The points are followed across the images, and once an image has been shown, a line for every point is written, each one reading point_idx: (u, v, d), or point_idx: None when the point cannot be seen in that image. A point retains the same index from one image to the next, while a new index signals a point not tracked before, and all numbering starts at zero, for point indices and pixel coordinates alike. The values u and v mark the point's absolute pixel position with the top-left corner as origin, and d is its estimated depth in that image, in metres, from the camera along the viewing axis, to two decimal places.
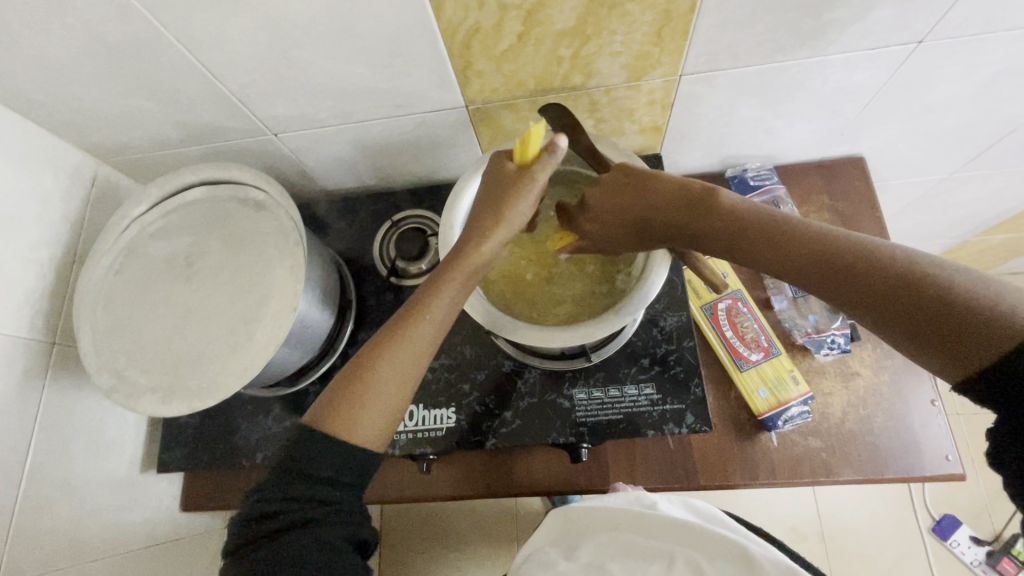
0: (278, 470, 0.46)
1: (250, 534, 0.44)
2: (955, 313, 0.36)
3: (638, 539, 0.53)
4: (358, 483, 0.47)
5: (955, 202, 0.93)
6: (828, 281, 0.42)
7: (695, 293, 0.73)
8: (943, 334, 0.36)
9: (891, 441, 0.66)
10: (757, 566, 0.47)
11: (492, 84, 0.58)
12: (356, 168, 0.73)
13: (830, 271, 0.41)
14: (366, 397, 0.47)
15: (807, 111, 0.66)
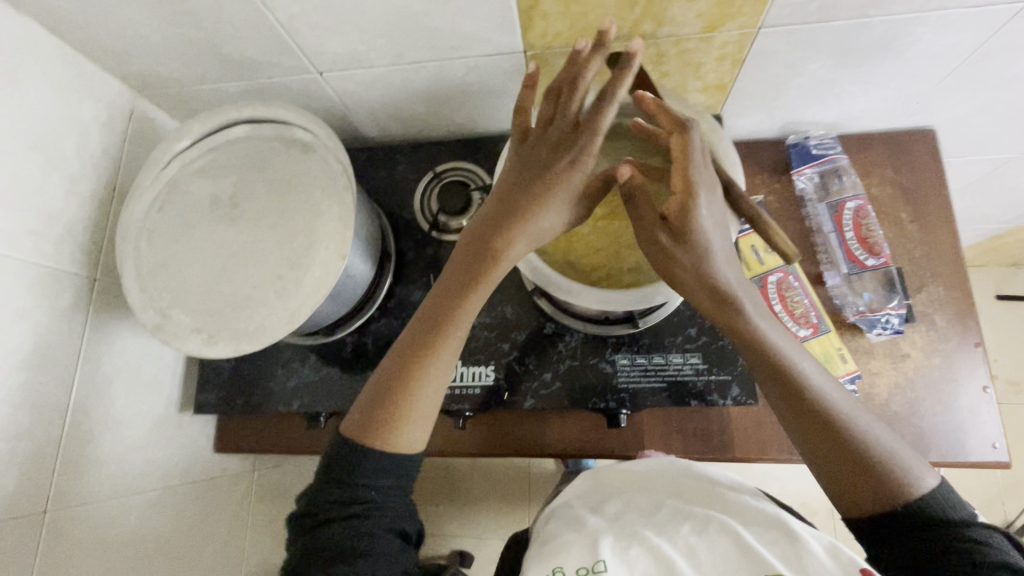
0: (321, 470, 0.48)
1: (302, 525, 0.46)
2: (870, 466, 0.44)
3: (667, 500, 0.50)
4: (401, 488, 0.48)
5: (1018, 183, 0.88)
6: (784, 398, 0.47)
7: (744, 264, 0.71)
8: (856, 479, 0.44)
9: (936, 425, 0.64)
10: (799, 536, 0.43)
11: (557, 28, 0.55)
12: (400, 115, 0.70)
13: (795, 391, 0.47)
14: (402, 404, 0.48)
15: (887, 76, 0.62)
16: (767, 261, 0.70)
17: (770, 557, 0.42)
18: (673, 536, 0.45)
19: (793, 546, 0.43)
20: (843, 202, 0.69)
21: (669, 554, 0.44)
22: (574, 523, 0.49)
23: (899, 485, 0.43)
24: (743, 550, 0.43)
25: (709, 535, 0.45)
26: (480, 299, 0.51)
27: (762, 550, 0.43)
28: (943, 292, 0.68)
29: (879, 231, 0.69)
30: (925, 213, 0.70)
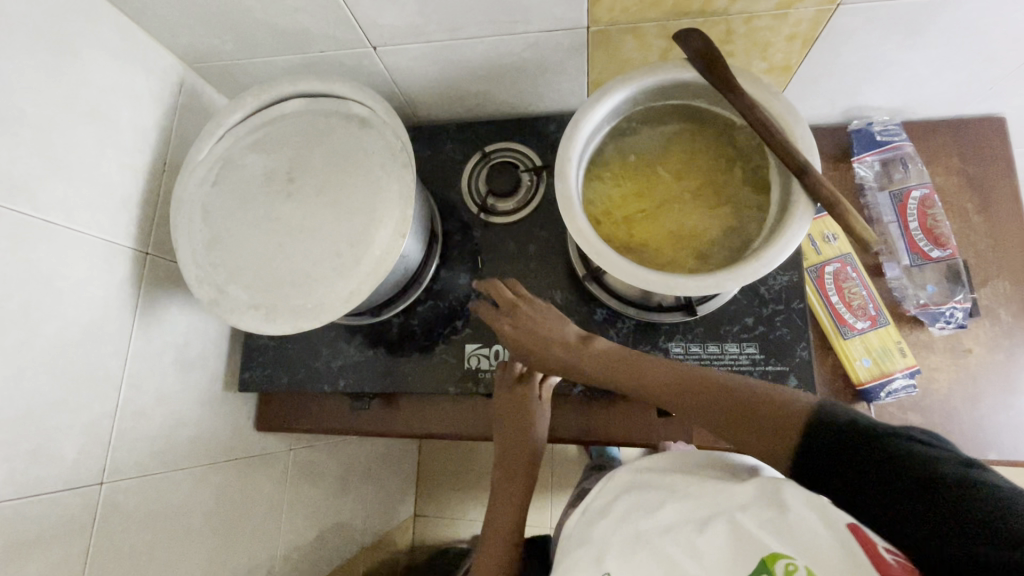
0: None
1: None
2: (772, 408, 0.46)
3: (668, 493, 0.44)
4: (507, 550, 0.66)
5: None
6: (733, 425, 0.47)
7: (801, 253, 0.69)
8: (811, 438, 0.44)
9: (998, 424, 0.63)
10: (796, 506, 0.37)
11: (626, 3, 0.53)
12: (450, 92, 0.69)
13: (735, 411, 0.47)
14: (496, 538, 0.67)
15: (965, 59, 0.59)
16: (825, 252, 0.68)
17: (760, 535, 0.36)
18: (671, 536, 0.40)
19: (793, 532, 0.35)
20: (908, 191, 0.67)
21: (667, 559, 0.38)
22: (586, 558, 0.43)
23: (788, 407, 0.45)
24: (743, 543, 0.36)
25: (709, 531, 0.38)
26: (539, 431, 0.66)
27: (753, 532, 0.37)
28: (1009, 287, 0.66)
29: (946, 222, 0.66)
30: (991, 204, 0.68)
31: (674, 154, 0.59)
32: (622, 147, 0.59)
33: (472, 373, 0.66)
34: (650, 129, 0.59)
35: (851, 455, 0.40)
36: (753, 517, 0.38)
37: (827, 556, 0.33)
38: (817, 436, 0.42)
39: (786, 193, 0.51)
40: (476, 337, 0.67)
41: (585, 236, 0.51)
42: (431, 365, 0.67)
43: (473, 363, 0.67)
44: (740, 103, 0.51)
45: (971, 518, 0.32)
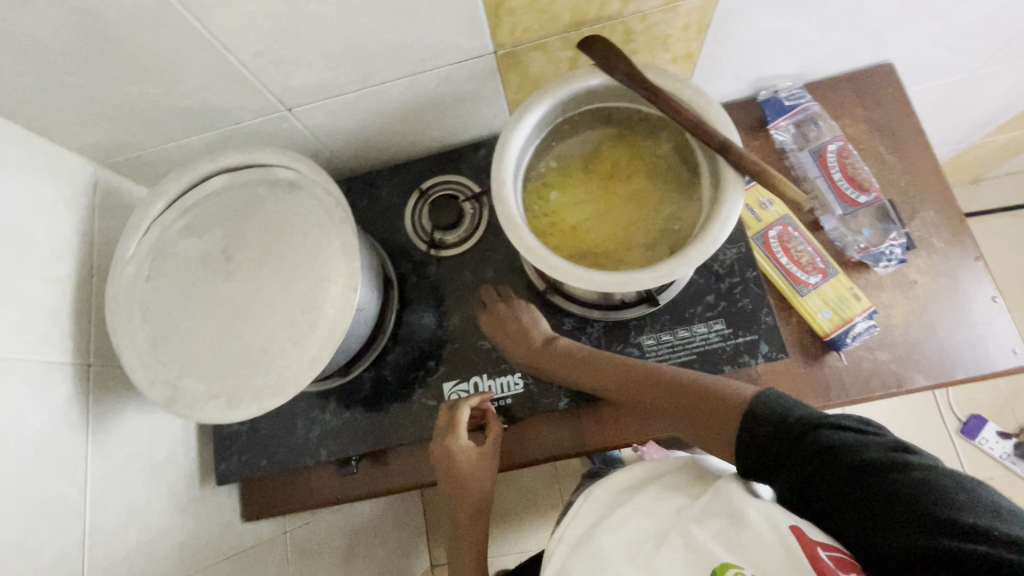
0: None
1: None
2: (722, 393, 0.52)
3: (632, 516, 0.49)
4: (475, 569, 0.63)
5: (969, 103, 0.94)
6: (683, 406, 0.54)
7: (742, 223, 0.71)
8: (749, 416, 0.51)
9: (956, 343, 0.66)
10: (744, 515, 0.43)
11: (525, 23, 0.54)
12: (377, 138, 0.69)
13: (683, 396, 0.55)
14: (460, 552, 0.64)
15: (844, 19, 0.63)
16: (764, 218, 0.71)
17: (715, 547, 0.42)
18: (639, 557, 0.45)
19: (740, 533, 0.42)
20: (825, 146, 0.71)
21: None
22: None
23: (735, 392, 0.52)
24: (694, 552, 0.42)
25: (666, 549, 0.44)
26: (471, 463, 0.61)
27: (709, 545, 0.42)
28: (935, 216, 0.70)
29: (865, 167, 0.70)
30: (900, 143, 0.73)
31: (604, 156, 0.61)
32: (553, 160, 0.61)
33: None
34: (576, 138, 0.61)
35: (826, 469, 0.43)
36: (705, 528, 0.44)
37: (771, 561, 0.39)
38: (799, 451, 0.45)
39: (715, 173, 0.53)
40: (452, 373, 0.66)
41: (536, 252, 0.51)
42: (412, 412, 0.66)
43: None
44: (653, 95, 0.52)
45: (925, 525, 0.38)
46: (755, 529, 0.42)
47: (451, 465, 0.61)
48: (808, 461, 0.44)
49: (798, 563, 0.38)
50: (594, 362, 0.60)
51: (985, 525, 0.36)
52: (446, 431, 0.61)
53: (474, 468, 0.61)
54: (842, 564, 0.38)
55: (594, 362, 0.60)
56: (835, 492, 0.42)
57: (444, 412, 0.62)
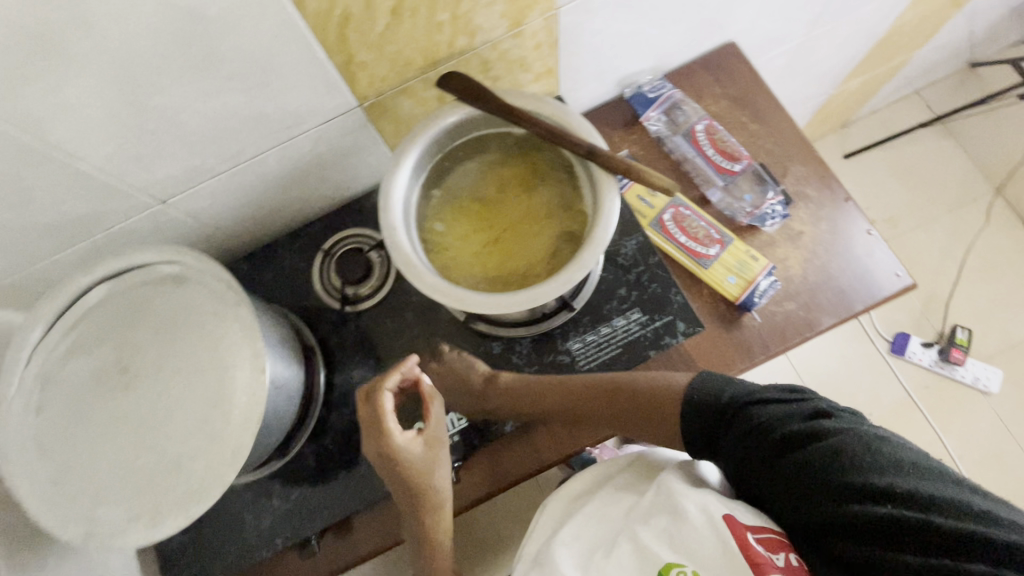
0: None
1: None
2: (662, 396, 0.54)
3: (586, 526, 0.53)
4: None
5: (814, 60, 1.04)
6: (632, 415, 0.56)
7: (638, 214, 0.74)
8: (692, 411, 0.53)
9: (848, 279, 0.72)
10: (684, 511, 0.47)
11: (381, 72, 0.55)
12: (267, 210, 0.68)
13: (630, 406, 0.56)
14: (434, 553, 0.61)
15: (677, 12, 0.69)
16: (656, 205, 0.74)
17: (658, 546, 0.45)
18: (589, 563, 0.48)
19: (681, 531, 0.45)
20: (693, 127, 0.76)
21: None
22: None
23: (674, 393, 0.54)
24: (642, 557, 0.46)
25: (613, 555, 0.47)
26: (425, 472, 0.57)
27: (653, 545, 0.46)
28: (803, 169, 0.76)
29: (732, 139, 0.75)
30: (758, 110, 0.79)
31: (491, 180, 0.62)
32: (444, 192, 0.62)
33: None
34: (460, 167, 0.62)
35: (755, 447, 0.45)
36: (649, 528, 0.47)
37: (708, 557, 0.43)
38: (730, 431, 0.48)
39: (591, 176, 0.56)
40: None
41: (438, 288, 0.52)
42: (362, 474, 0.64)
43: None
44: (517, 118, 0.55)
45: (832, 496, 0.40)
46: (694, 526, 0.45)
47: (400, 473, 0.56)
48: (747, 448, 0.46)
49: (732, 554, 0.42)
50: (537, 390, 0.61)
51: (886, 485, 0.39)
52: (376, 432, 0.56)
53: (425, 476, 0.57)
54: (774, 547, 0.42)
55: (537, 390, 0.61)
56: (762, 470, 0.45)
57: (370, 428, 0.56)
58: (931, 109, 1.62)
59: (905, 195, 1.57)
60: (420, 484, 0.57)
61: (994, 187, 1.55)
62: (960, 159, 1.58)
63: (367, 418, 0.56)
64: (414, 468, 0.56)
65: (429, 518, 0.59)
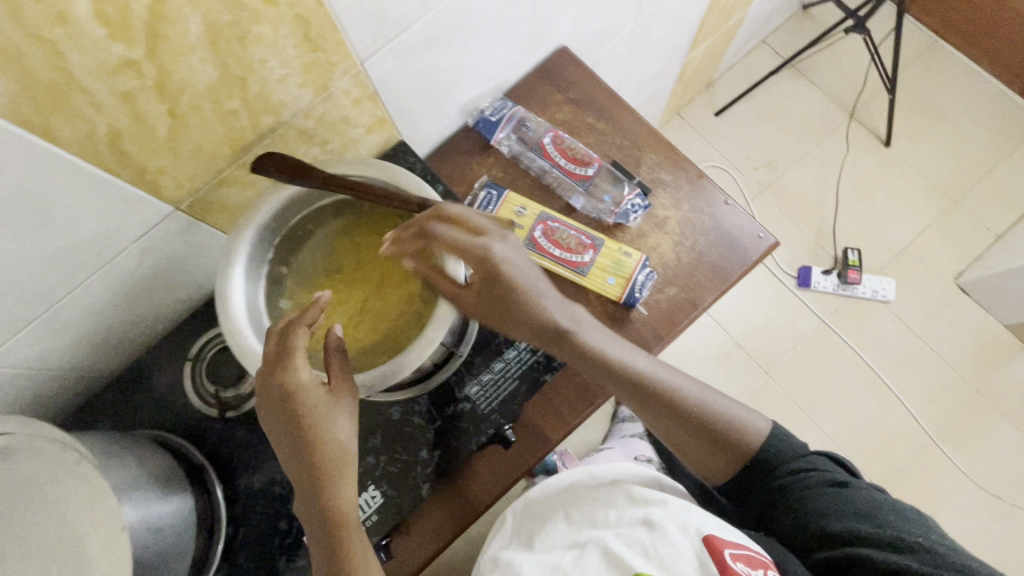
0: None
1: None
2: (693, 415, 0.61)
3: (559, 533, 0.58)
4: None
5: (652, 40, 1.09)
6: (655, 419, 0.61)
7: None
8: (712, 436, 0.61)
9: (718, 252, 0.75)
10: (664, 528, 0.52)
11: (186, 171, 0.52)
12: (113, 335, 0.62)
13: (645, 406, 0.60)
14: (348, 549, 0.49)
15: (492, 33, 0.69)
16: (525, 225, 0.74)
17: (633, 558, 0.50)
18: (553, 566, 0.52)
19: (656, 543, 0.51)
20: (541, 142, 0.76)
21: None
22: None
23: (708, 417, 0.61)
24: (611, 558, 0.50)
25: (583, 557, 0.52)
26: (332, 427, 0.49)
27: (628, 555, 0.50)
28: (655, 156, 0.78)
29: (579, 145, 0.76)
30: (601, 108, 0.80)
31: (344, 247, 0.60)
32: (293, 271, 0.58)
33: None
34: (306, 240, 0.59)
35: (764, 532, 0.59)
36: (623, 538, 0.53)
37: (681, 564, 0.49)
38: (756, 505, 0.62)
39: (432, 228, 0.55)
40: None
41: None
42: None
43: None
44: (341, 186, 0.53)
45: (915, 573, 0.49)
46: (669, 536, 0.52)
47: (293, 419, 0.49)
48: (809, 535, 0.55)
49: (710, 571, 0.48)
50: (495, 300, 0.55)
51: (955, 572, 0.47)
52: (274, 366, 0.49)
53: (322, 417, 0.49)
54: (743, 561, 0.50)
55: (489, 309, 0.55)
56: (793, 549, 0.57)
57: (298, 335, 0.49)
58: (779, 54, 1.72)
59: (777, 138, 1.67)
60: (318, 439, 0.49)
61: (849, 113, 1.67)
62: (815, 94, 1.69)
63: (279, 390, 0.49)
64: (293, 395, 0.48)
65: (335, 483, 0.50)
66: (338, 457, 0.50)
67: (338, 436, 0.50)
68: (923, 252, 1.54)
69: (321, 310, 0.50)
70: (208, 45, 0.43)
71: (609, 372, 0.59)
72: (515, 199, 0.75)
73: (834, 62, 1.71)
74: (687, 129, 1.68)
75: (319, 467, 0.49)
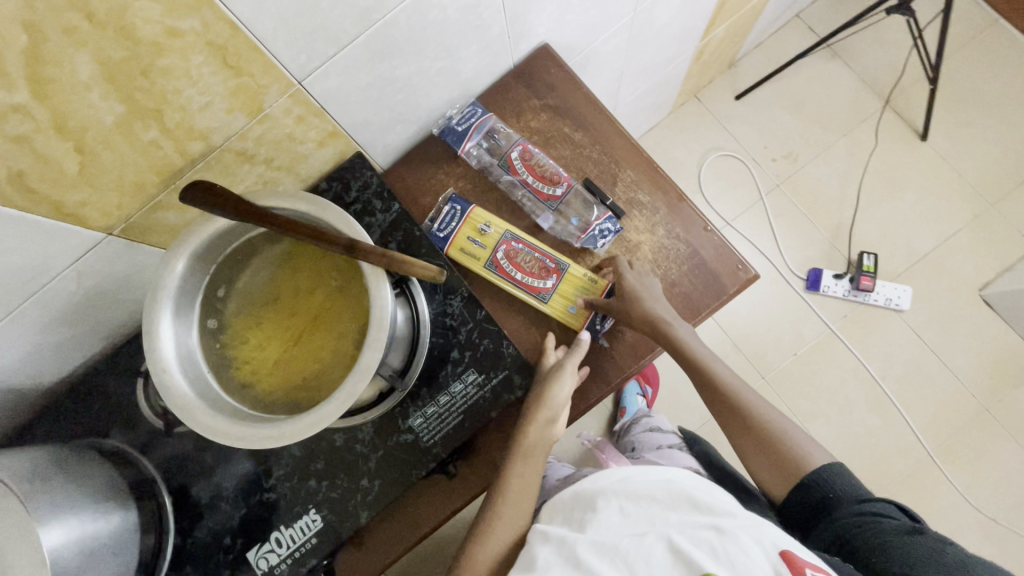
0: None
1: None
2: (778, 439, 0.66)
3: (618, 526, 0.54)
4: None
5: (656, 26, 1.00)
6: (734, 418, 0.68)
7: (471, 258, 0.70)
8: (769, 437, 0.66)
9: (691, 283, 0.70)
10: (733, 536, 0.50)
11: (110, 201, 0.50)
12: (64, 348, 0.62)
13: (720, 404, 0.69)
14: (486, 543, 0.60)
15: (456, 38, 0.64)
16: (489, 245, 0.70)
17: (705, 559, 0.48)
18: (620, 559, 0.50)
19: (726, 551, 0.49)
20: (508, 155, 0.72)
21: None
22: (530, 564, 0.54)
23: (775, 436, 0.66)
24: (676, 556, 0.49)
25: (650, 559, 0.50)
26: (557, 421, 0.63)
27: (699, 557, 0.49)
28: (633, 174, 0.73)
29: (549, 161, 0.71)
30: (580, 117, 0.75)
31: (285, 276, 0.58)
32: (235, 301, 0.58)
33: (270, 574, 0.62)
34: (246, 269, 0.58)
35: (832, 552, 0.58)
36: (726, 538, 0.50)
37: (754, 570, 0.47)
38: (812, 529, 0.61)
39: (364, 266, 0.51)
40: (252, 539, 0.63)
41: (219, 431, 0.49)
42: None
43: (263, 566, 0.62)
44: (263, 223, 0.49)
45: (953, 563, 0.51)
46: (743, 540, 0.50)
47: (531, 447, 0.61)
48: (869, 544, 0.55)
49: None
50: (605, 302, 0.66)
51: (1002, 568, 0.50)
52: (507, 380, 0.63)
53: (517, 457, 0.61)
54: None
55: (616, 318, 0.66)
56: (854, 557, 0.56)
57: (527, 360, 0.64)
58: (814, 31, 1.57)
59: (801, 126, 1.54)
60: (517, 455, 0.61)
61: (885, 101, 1.53)
62: (849, 78, 1.55)
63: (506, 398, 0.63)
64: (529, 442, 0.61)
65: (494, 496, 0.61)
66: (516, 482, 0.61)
67: (517, 471, 0.61)
68: (947, 259, 1.44)
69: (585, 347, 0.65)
70: (106, 82, 0.40)
71: (704, 378, 0.69)
72: (480, 216, 0.70)
73: (874, 42, 1.55)
74: (703, 113, 1.57)
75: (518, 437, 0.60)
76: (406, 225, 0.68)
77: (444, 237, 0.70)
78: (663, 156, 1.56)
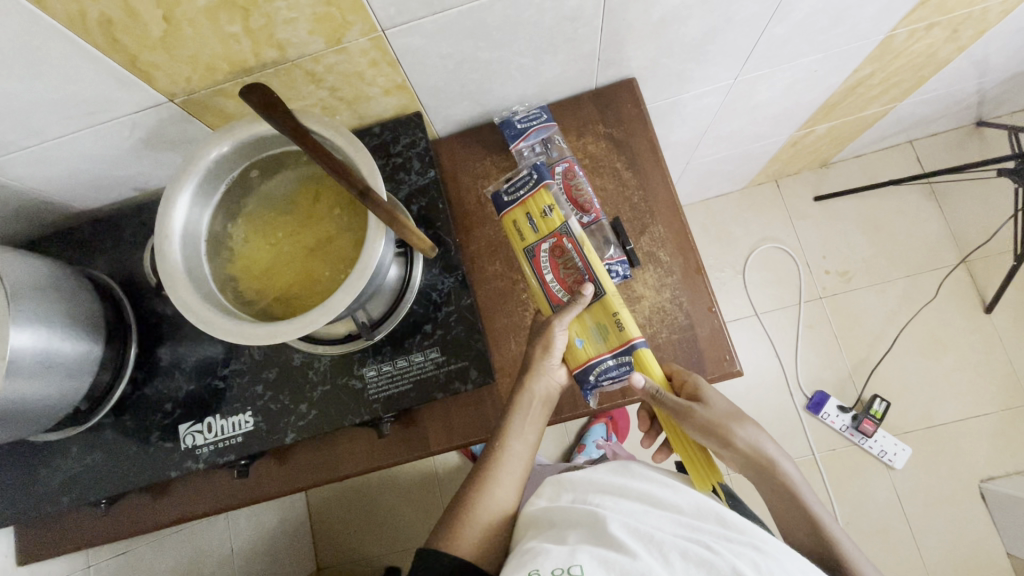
0: None
1: None
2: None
3: (649, 517, 0.54)
4: None
5: (755, 101, 0.98)
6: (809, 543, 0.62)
7: (526, 225, 0.67)
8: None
9: (674, 354, 0.69)
10: (768, 553, 0.49)
11: (181, 73, 0.54)
12: (103, 184, 0.68)
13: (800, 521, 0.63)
14: (475, 506, 0.61)
15: (546, 44, 0.65)
16: (539, 226, 0.66)
17: (747, 569, 0.47)
18: (653, 545, 0.50)
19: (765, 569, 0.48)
20: (554, 167, 0.73)
21: (645, 560, 0.48)
22: (557, 536, 0.54)
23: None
24: (715, 561, 0.48)
25: (687, 556, 0.49)
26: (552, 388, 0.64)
27: (739, 564, 0.47)
28: (663, 230, 0.73)
29: (588, 188, 0.71)
30: (635, 157, 0.75)
31: (304, 198, 0.62)
32: (255, 203, 0.62)
33: (191, 451, 0.66)
34: (273, 179, 0.62)
35: None
36: (758, 554, 0.49)
37: None
38: None
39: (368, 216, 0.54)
40: (188, 414, 0.68)
41: (187, 306, 0.53)
42: (151, 452, 0.67)
43: (188, 443, 0.67)
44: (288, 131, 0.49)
45: None
46: (782, 561, 0.49)
47: (526, 406, 0.63)
48: None
49: None
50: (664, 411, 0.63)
51: None
52: (509, 336, 0.70)
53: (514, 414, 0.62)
54: None
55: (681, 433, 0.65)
56: None
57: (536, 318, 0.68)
58: (921, 164, 1.51)
59: (869, 251, 1.49)
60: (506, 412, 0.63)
61: (964, 259, 1.45)
62: (938, 223, 1.48)
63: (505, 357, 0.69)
64: (527, 396, 0.62)
65: (495, 454, 0.63)
66: (508, 441, 0.63)
67: (511, 431, 0.63)
68: (959, 436, 1.37)
69: (583, 304, 0.63)
70: None
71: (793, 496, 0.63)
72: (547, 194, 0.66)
73: (977, 198, 1.48)
74: (776, 201, 1.54)
75: (518, 394, 0.62)
76: (433, 193, 0.71)
77: (507, 199, 0.69)
78: (720, 227, 1.55)
